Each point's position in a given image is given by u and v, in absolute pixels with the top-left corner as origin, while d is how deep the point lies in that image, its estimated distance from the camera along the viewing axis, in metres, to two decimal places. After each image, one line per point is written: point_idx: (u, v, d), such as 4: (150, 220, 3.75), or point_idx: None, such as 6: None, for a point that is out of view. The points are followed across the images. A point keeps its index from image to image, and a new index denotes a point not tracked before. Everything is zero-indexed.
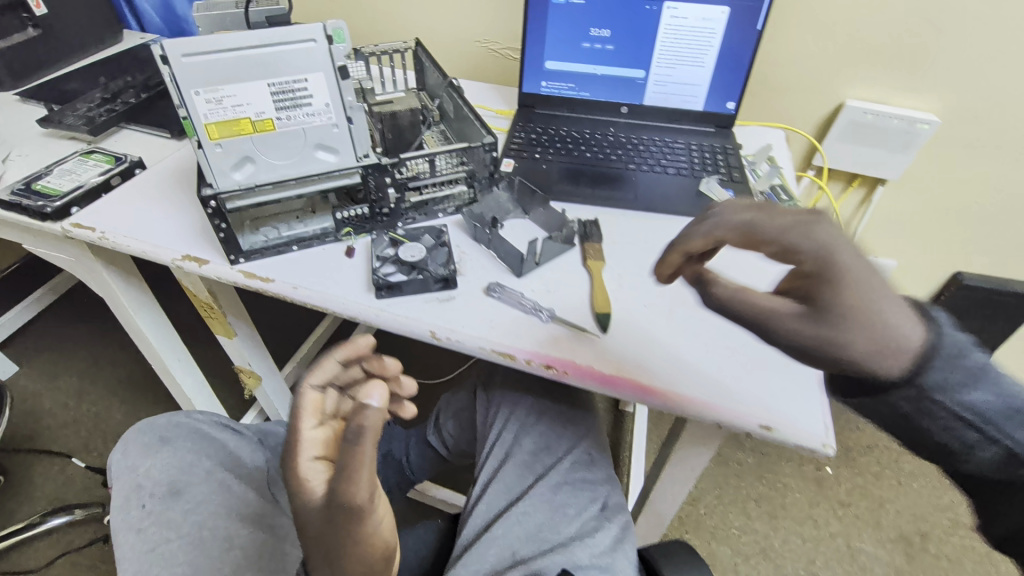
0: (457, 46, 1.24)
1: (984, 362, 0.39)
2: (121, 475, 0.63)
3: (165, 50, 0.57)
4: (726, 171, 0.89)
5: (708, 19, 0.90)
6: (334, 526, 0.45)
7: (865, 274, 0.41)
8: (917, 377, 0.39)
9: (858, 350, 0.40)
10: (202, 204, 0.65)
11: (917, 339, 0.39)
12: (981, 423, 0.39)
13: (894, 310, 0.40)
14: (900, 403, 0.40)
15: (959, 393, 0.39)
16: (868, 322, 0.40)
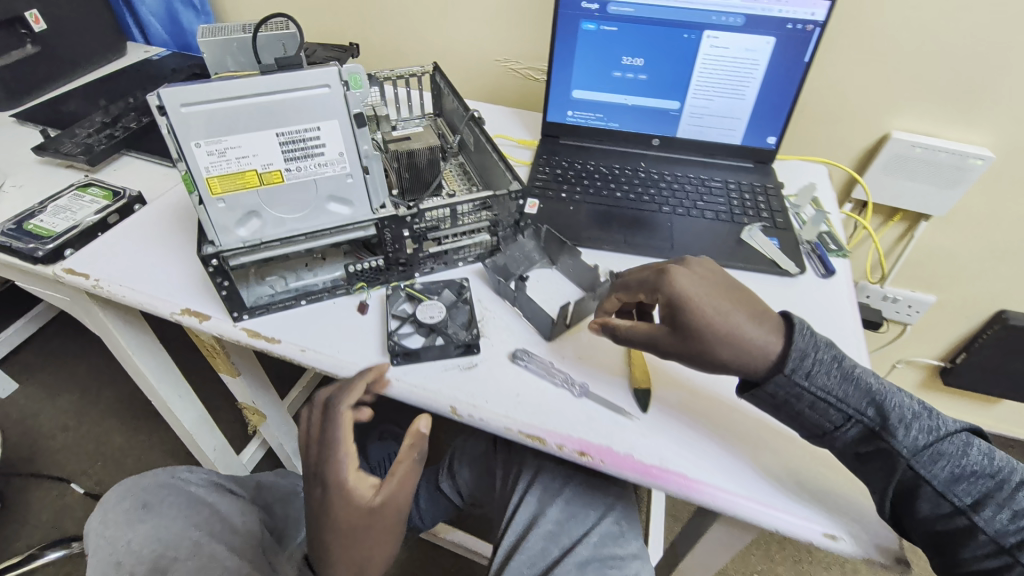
0: (476, 65, 1.17)
1: (816, 357, 0.55)
2: (99, 546, 0.58)
3: (163, 99, 0.51)
4: (768, 216, 0.83)
5: (751, 50, 0.83)
6: (378, 518, 0.56)
7: (711, 302, 0.57)
8: (782, 368, 0.54)
9: (729, 362, 0.55)
10: (203, 263, 0.59)
11: (772, 350, 0.55)
12: (833, 402, 0.54)
13: (737, 326, 0.55)
14: (776, 390, 0.55)
15: (811, 376, 0.54)
16: (726, 337, 0.55)
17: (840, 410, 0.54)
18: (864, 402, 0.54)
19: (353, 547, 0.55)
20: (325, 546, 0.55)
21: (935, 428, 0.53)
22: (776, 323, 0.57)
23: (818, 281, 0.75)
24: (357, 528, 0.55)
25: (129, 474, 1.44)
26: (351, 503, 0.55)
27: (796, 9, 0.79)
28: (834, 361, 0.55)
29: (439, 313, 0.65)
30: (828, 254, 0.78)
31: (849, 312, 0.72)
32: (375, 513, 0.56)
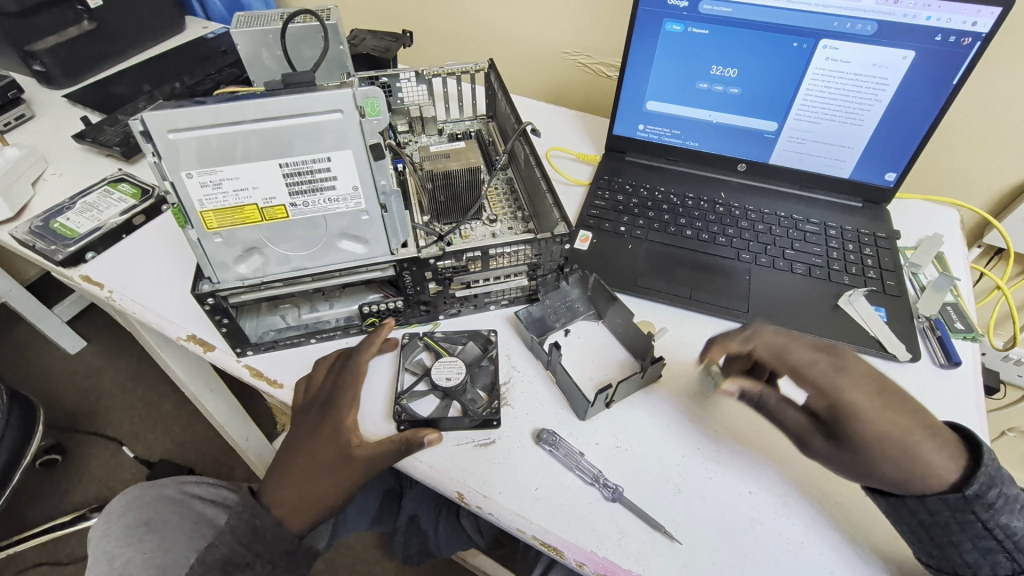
0: (541, 57, 1.04)
1: (1006, 491, 0.45)
2: (98, 565, 0.57)
3: (147, 124, 0.44)
4: (875, 277, 0.67)
5: (881, 66, 0.66)
6: (345, 472, 0.52)
7: (887, 408, 0.47)
8: (963, 489, 0.44)
9: (895, 479, 0.46)
10: (198, 302, 0.53)
11: (947, 477, 0.44)
12: (1006, 546, 0.44)
13: (919, 440, 0.45)
14: (939, 511, 0.44)
15: (994, 511, 0.44)
16: (901, 455, 0.45)
17: (1011, 556, 0.43)
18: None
19: (308, 481, 0.52)
20: (288, 463, 0.53)
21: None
22: (954, 443, 0.46)
23: (935, 372, 0.59)
24: (325, 466, 0.52)
25: (174, 443, 1.48)
26: (333, 440, 0.53)
27: (951, 17, 0.61)
28: (1019, 502, 0.45)
29: (460, 374, 0.57)
30: (950, 335, 0.62)
31: (977, 420, 0.56)
32: (346, 465, 0.52)
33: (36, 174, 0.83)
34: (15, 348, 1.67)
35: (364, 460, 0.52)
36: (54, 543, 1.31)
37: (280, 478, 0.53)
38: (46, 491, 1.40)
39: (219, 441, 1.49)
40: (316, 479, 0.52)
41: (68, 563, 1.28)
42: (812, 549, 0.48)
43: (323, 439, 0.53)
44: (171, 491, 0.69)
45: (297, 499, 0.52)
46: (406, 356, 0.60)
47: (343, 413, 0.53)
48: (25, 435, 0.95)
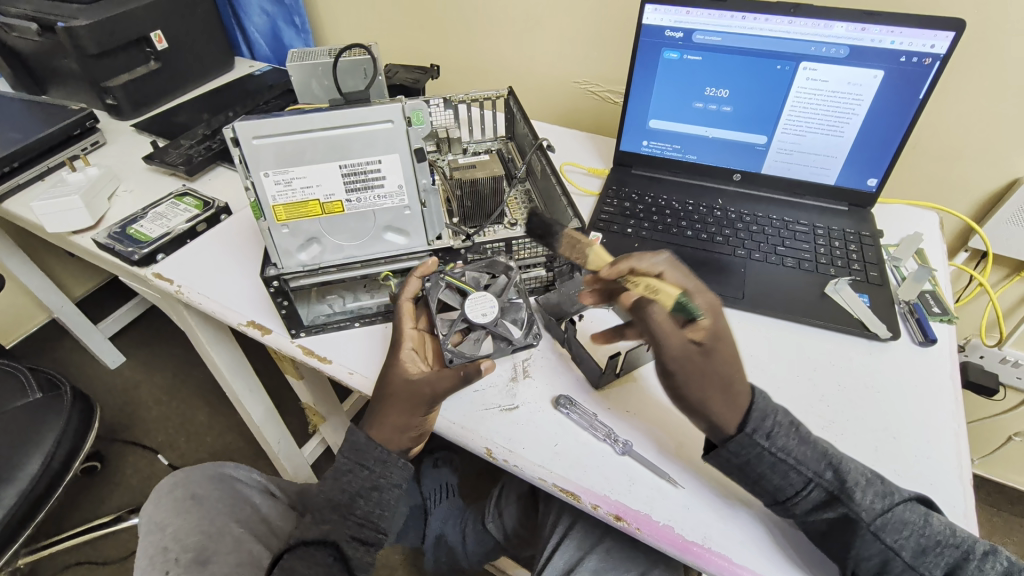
0: (554, 86, 1.15)
1: (776, 419, 0.52)
2: (150, 532, 0.58)
3: (237, 131, 0.54)
4: (859, 269, 0.74)
5: (855, 84, 0.76)
6: (414, 403, 0.58)
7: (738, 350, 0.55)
8: (745, 427, 0.50)
9: (707, 398, 0.52)
10: (265, 284, 0.62)
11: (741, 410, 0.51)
12: (793, 463, 0.49)
13: (740, 380, 0.53)
14: (738, 453, 0.50)
15: (771, 437, 0.50)
16: (721, 382, 0.52)
17: (797, 472, 0.49)
18: (823, 464, 0.49)
19: (391, 420, 0.59)
20: (373, 409, 0.61)
21: (890, 493, 0.48)
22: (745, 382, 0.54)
23: (914, 350, 0.65)
24: (395, 404, 0.58)
25: (206, 451, 1.56)
26: (395, 380, 0.59)
27: (912, 41, 0.71)
28: (792, 426, 0.52)
29: (493, 308, 0.63)
30: (928, 317, 0.68)
31: (951, 389, 0.62)
32: (411, 397, 0.58)
33: (111, 190, 0.94)
34: (61, 363, 1.77)
35: (425, 387, 0.57)
36: (93, 545, 1.38)
37: (371, 417, 0.61)
38: (86, 497, 1.48)
39: (248, 450, 1.55)
40: (393, 413, 0.59)
41: (106, 563, 1.35)
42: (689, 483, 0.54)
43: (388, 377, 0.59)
44: (214, 467, 0.71)
45: (393, 433, 0.60)
46: (431, 296, 0.63)
47: (397, 354, 0.61)
48: (82, 430, 1.02)
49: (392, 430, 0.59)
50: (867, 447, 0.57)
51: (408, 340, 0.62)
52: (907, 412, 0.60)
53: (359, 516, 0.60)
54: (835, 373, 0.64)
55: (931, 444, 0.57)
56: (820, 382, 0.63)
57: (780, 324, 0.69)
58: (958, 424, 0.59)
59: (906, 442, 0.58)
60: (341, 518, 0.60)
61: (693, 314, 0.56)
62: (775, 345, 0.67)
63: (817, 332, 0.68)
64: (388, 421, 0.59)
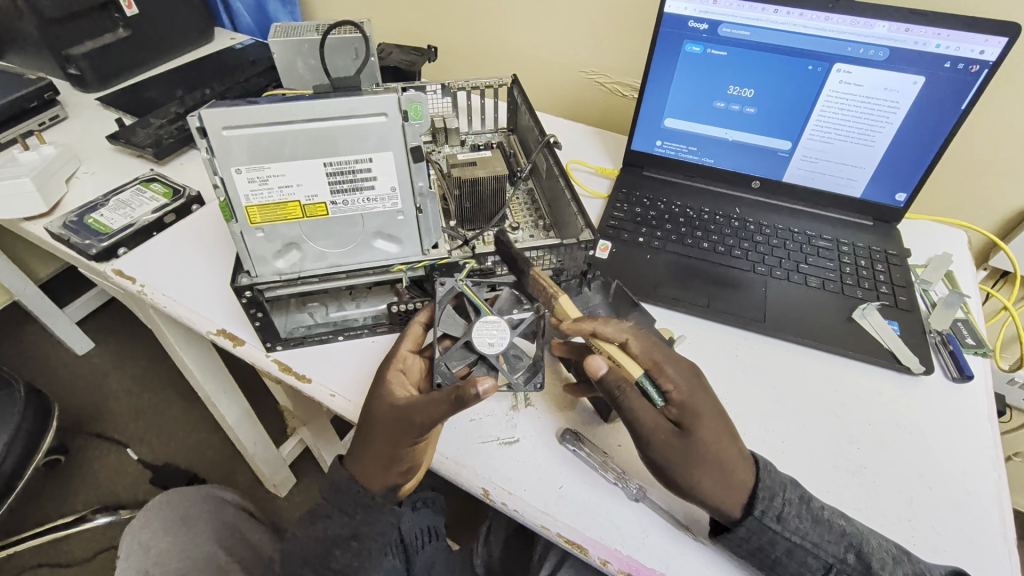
0: (560, 75, 1.07)
1: (785, 496, 0.46)
2: (133, 552, 0.66)
3: (203, 121, 0.46)
4: (888, 292, 0.69)
5: (892, 90, 0.69)
6: (401, 434, 0.51)
7: (722, 416, 0.48)
8: (752, 509, 0.45)
9: (702, 486, 0.45)
10: (236, 295, 0.54)
11: (745, 490, 0.46)
12: (811, 548, 0.45)
13: (732, 454, 0.47)
14: (749, 537, 0.45)
15: (783, 521, 0.45)
16: (713, 462, 0.46)
17: (815, 558, 0.45)
18: (843, 546, 0.45)
19: (380, 448, 0.53)
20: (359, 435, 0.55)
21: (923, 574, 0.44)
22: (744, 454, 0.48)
23: (948, 387, 0.60)
24: (378, 431, 0.52)
25: (177, 447, 1.47)
26: (381, 407, 0.52)
27: (960, 46, 0.65)
28: (802, 502, 0.46)
29: (503, 339, 0.52)
30: (962, 350, 0.63)
31: (989, 431, 0.57)
32: (397, 426, 0.51)
33: (70, 172, 0.85)
34: (25, 347, 1.67)
35: (409, 413, 0.50)
36: (54, 544, 1.30)
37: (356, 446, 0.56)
38: (49, 491, 1.40)
39: (223, 447, 1.48)
40: (376, 441, 0.53)
41: (66, 566, 1.28)
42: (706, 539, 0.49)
43: (374, 399, 0.53)
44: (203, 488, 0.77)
45: (382, 462, 0.54)
46: (438, 304, 0.56)
47: (383, 378, 0.54)
48: (38, 432, 0.94)
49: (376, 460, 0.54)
50: (903, 498, 0.52)
51: (397, 363, 0.55)
52: (942, 457, 0.55)
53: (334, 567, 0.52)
54: (864, 409, 0.58)
55: (968, 495, 0.52)
56: (848, 420, 0.58)
57: (803, 352, 0.64)
58: (997, 473, 0.54)
59: (946, 492, 0.53)
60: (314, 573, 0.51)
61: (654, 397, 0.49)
62: (797, 376, 0.61)
63: (844, 362, 0.63)
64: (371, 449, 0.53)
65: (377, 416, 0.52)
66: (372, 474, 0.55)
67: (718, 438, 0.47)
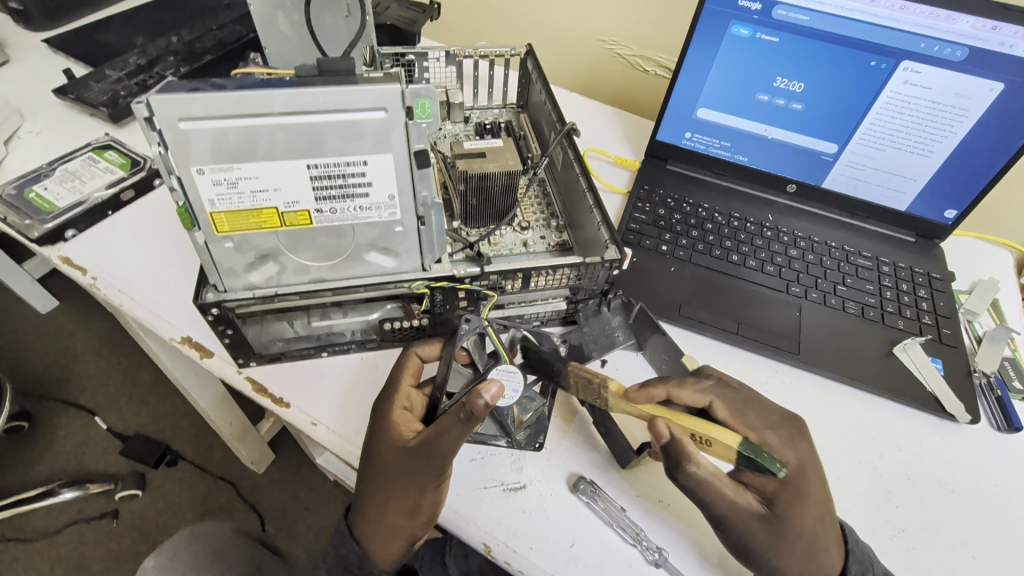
0: (576, 42, 0.96)
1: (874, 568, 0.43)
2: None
3: (153, 109, 0.36)
4: (931, 324, 0.62)
5: (963, 96, 0.61)
6: (421, 473, 0.43)
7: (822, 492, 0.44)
8: None
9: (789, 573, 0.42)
10: (201, 312, 0.46)
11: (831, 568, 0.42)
12: None
13: (826, 534, 0.43)
14: None
15: None
16: (804, 542, 0.42)
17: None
18: None
19: (399, 499, 0.45)
20: (368, 490, 0.46)
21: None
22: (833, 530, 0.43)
23: (993, 436, 0.55)
24: (398, 479, 0.44)
25: (149, 417, 1.40)
26: (393, 449, 0.45)
27: None
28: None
29: (516, 393, 0.47)
30: (1010, 396, 0.58)
31: None
32: (418, 467, 0.43)
33: (9, 131, 0.73)
34: None
35: (432, 449, 0.43)
36: (18, 516, 1.25)
37: (367, 505, 0.47)
38: (12, 459, 1.33)
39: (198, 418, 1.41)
40: (396, 491, 0.45)
41: (32, 539, 1.23)
42: None
43: (382, 447, 0.45)
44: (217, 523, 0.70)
45: (403, 517, 0.45)
46: (456, 342, 0.48)
47: (387, 418, 0.46)
48: None
49: (399, 515, 0.46)
50: (945, 568, 0.47)
51: (399, 400, 0.48)
52: (986, 520, 0.50)
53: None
54: (903, 460, 0.53)
55: (1012, 569, 0.48)
56: (885, 473, 0.52)
57: (838, 389, 0.58)
58: None
59: (992, 563, 0.48)
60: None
61: (764, 465, 0.42)
62: (832, 418, 0.56)
63: (881, 403, 0.57)
64: (391, 503, 0.45)
65: (393, 464, 0.45)
66: (391, 538, 0.46)
67: (815, 518, 0.43)
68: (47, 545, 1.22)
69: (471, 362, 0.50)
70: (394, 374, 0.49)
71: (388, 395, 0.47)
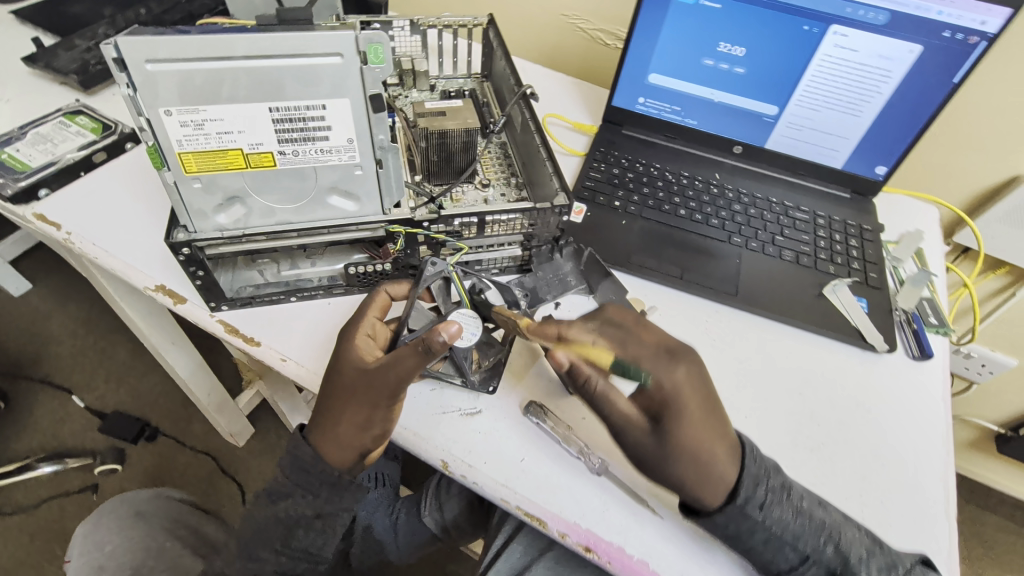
0: (539, 16, 0.99)
1: (768, 483, 0.45)
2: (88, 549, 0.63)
3: (121, 51, 0.39)
4: (859, 269, 0.68)
5: (887, 58, 0.66)
6: (375, 392, 0.46)
7: (708, 404, 0.45)
8: (734, 497, 0.44)
9: (686, 483, 0.44)
10: (172, 251, 0.49)
11: (729, 479, 0.44)
12: (789, 540, 0.44)
13: (717, 448, 0.44)
14: (727, 524, 0.44)
15: (765, 509, 0.44)
16: (692, 457, 0.44)
17: (794, 548, 0.44)
18: (821, 539, 0.44)
19: (351, 414, 0.48)
20: (326, 403, 0.49)
21: (893, 566, 0.44)
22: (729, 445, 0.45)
23: (909, 364, 0.61)
24: (352, 397, 0.47)
25: (127, 395, 1.42)
26: (353, 365, 0.48)
27: (962, 14, 0.61)
28: (783, 490, 0.45)
29: (474, 336, 0.50)
30: (925, 328, 0.64)
31: (941, 409, 0.58)
32: (374, 382, 0.46)
33: None
34: None
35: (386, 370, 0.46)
36: None
37: (320, 420, 0.49)
38: None
39: (176, 395, 1.42)
40: (348, 408, 0.48)
41: (11, 513, 1.24)
42: None
43: (343, 366, 0.48)
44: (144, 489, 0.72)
45: (353, 432, 0.48)
46: (419, 285, 0.52)
47: (352, 341, 0.49)
48: None
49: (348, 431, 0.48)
50: (856, 475, 0.53)
51: (365, 328, 0.51)
52: (895, 435, 0.56)
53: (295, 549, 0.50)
54: (826, 386, 0.59)
55: (916, 474, 0.53)
56: (809, 397, 0.58)
57: (771, 326, 0.63)
58: (946, 451, 0.55)
59: (899, 471, 0.53)
60: (274, 555, 0.50)
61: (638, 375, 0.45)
62: (764, 350, 0.61)
63: (810, 338, 0.63)
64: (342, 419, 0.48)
65: (350, 382, 0.47)
66: (344, 449, 0.49)
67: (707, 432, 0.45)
68: (27, 519, 1.23)
69: (435, 306, 0.54)
70: (364, 305, 0.52)
71: (354, 323, 0.50)
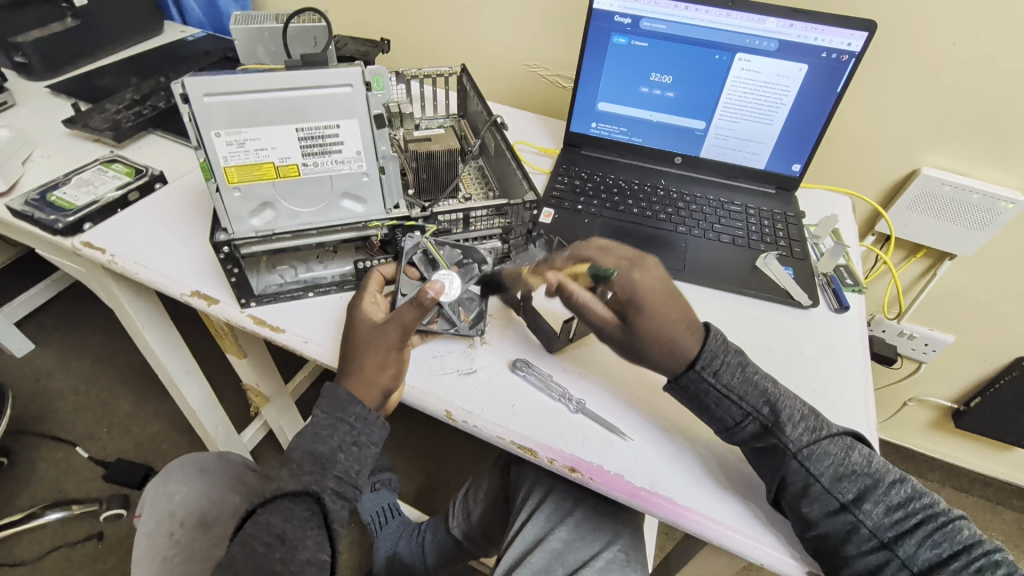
0: (504, 68, 1.17)
1: (725, 359, 0.55)
2: (159, 498, 0.68)
3: (186, 88, 0.52)
4: (786, 244, 0.81)
5: (783, 76, 0.82)
6: (389, 336, 0.58)
7: (669, 296, 0.58)
8: (695, 364, 0.55)
9: (654, 357, 0.57)
10: (215, 249, 0.61)
11: (691, 350, 0.55)
12: (735, 399, 0.54)
13: (681, 326, 0.56)
14: (687, 384, 0.55)
15: (718, 375, 0.55)
16: (661, 338, 0.56)
17: (739, 406, 0.54)
18: (761, 400, 0.54)
19: (371, 361, 0.58)
20: (348, 359, 0.59)
21: (818, 428, 0.53)
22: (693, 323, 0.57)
23: (831, 316, 0.73)
24: (370, 344, 0.58)
25: (130, 442, 1.46)
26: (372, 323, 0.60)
27: (833, 38, 0.78)
28: (739, 365, 0.56)
29: (457, 289, 0.63)
30: (842, 288, 0.76)
31: (859, 349, 0.70)
32: (387, 330, 0.58)
33: (26, 154, 0.86)
34: None
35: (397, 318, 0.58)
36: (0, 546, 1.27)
37: (345, 375, 0.58)
38: None
39: (179, 439, 1.47)
40: (367, 355, 0.58)
41: (17, 565, 1.25)
42: (660, 434, 0.59)
43: (359, 326, 0.60)
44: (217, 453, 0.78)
45: (374, 376, 0.58)
46: (402, 259, 0.64)
47: (360, 308, 0.62)
48: None
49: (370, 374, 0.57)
50: None
51: (369, 300, 0.63)
52: (821, 371, 0.67)
53: (340, 469, 0.54)
54: (763, 337, 0.70)
55: (841, 399, 0.64)
56: (750, 345, 0.69)
57: (715, 295, 0.75)
58: (864, 381, 0.66)
59: (826, 398, 0.64)
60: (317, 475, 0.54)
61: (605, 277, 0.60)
62: (710, 312, 0.73)
63: (749, 302, 0.74)
64: (365, 365, 0.58)
65: (367, 335, 0.59)
66: (365, 390, 0.57)
67: (668, 318, 0.57)
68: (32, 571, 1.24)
69: (420, 278, 0.65)
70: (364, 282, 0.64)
71: (359, 295, 0.63)
